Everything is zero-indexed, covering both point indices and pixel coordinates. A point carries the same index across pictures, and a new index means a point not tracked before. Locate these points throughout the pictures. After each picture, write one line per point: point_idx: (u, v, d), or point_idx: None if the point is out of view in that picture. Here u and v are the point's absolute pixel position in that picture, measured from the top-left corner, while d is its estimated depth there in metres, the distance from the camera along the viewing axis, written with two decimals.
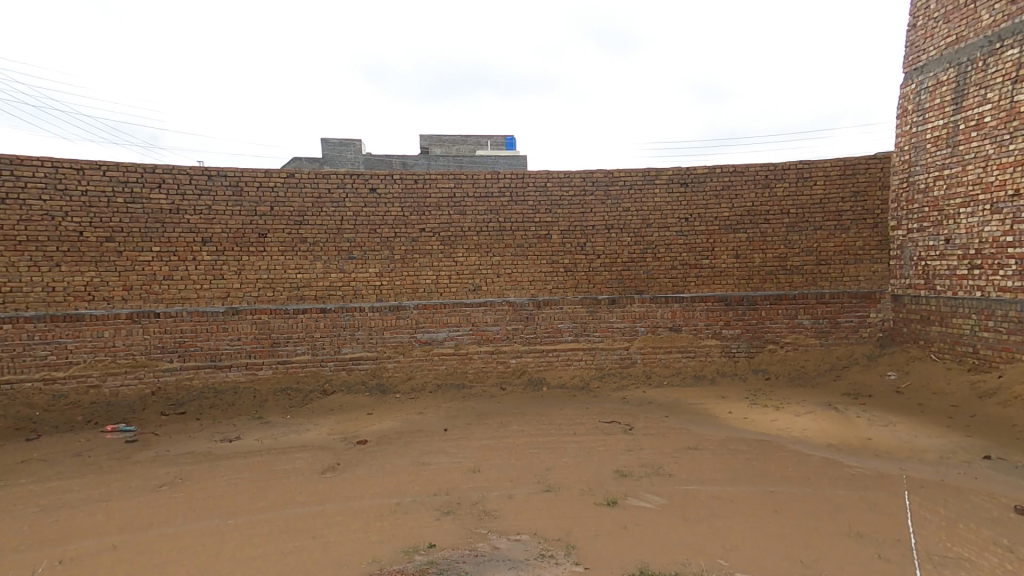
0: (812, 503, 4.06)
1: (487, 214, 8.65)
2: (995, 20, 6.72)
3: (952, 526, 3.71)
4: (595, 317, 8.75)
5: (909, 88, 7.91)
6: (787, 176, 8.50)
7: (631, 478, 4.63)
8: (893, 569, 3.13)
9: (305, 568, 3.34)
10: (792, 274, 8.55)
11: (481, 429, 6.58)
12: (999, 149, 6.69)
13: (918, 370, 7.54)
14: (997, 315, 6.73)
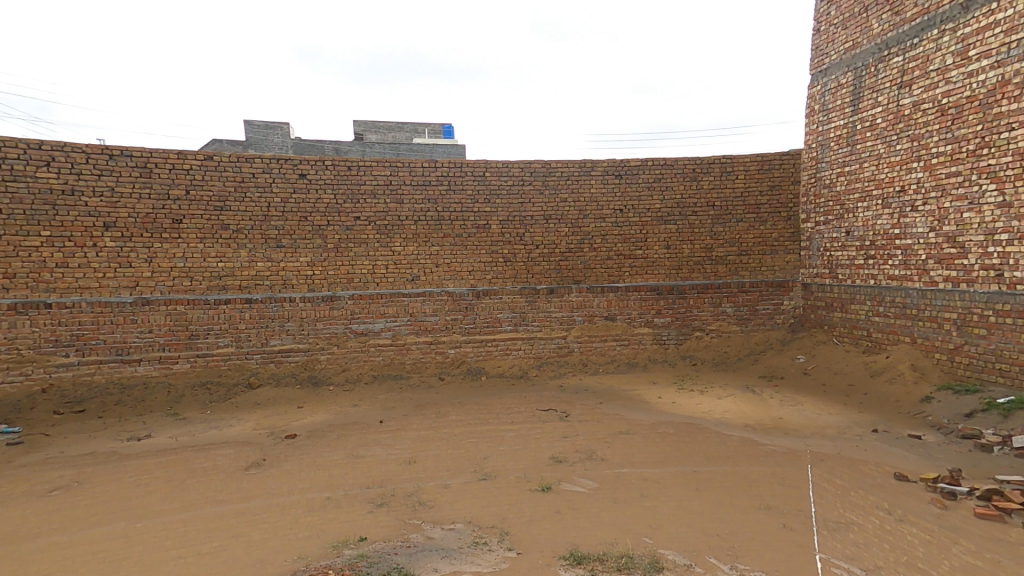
0: (730, 480, 4.35)
1: (425, 203, 8.59)
2: (883, 29, 7.27)
3: (846, 494, 4.08)
4: (533, 307, 8.88)
5: (814, 90, 8.46)
6: (712, 170, 9.01)
7: (566, 464, 4.78)
8: (796, 537, 3.39)
9: (224, 569, 3.19)
10: (717, 264, 9.05)
11: (416, 419, 6.54)
12: (888, 148, 7.24)
13: (822, 353, 8.14)
14: (887, 301, 7.27)
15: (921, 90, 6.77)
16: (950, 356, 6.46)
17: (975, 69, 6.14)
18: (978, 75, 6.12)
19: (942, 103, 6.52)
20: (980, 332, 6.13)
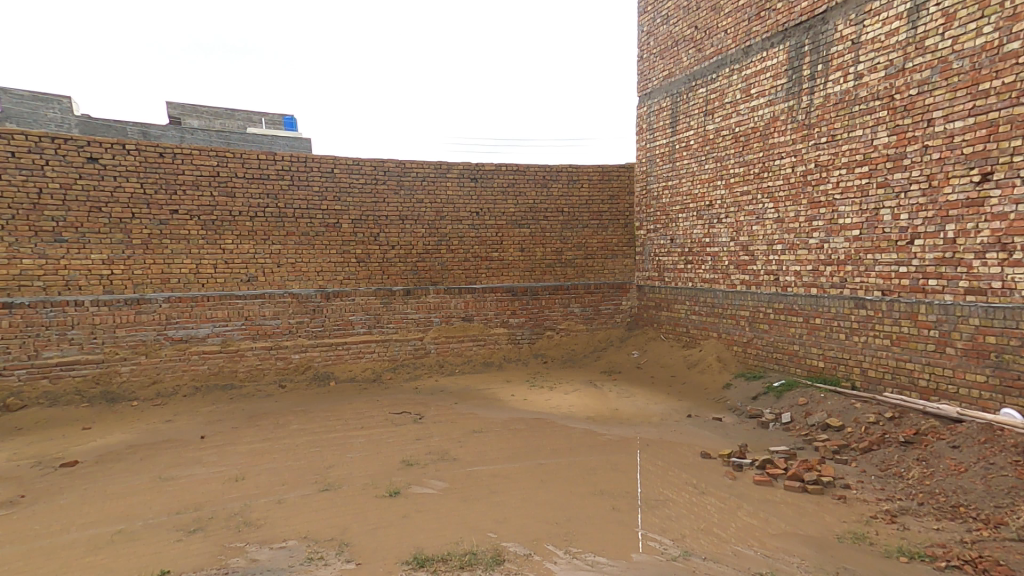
0: (572, 469, 4.75)
1: (263, 198, 8.14)
2: (689, 63, 8.34)
3: (666, 473, 4.68)
4: (388, 308, 8.84)
5: (641, 111, 9.48)
6: (560, 178, 9.77)
7: (417, 467, 4.84)
8: (621, 515, 3.80)
9: None
10: (566, 266, 9.87)
11: (249, 431, 6.16)
12: (699, 166, 8.27)
13: (652, 348, 9.21)
14: (702, 301, 8.30)
15: (721, 118, 7.83)
16: (744, 348, 7.58)
17: (756, 105, 7.24)
18: (758, 110, 7.23)
19: (735, 131, 7.59)
20: (764, 327, 7.25)
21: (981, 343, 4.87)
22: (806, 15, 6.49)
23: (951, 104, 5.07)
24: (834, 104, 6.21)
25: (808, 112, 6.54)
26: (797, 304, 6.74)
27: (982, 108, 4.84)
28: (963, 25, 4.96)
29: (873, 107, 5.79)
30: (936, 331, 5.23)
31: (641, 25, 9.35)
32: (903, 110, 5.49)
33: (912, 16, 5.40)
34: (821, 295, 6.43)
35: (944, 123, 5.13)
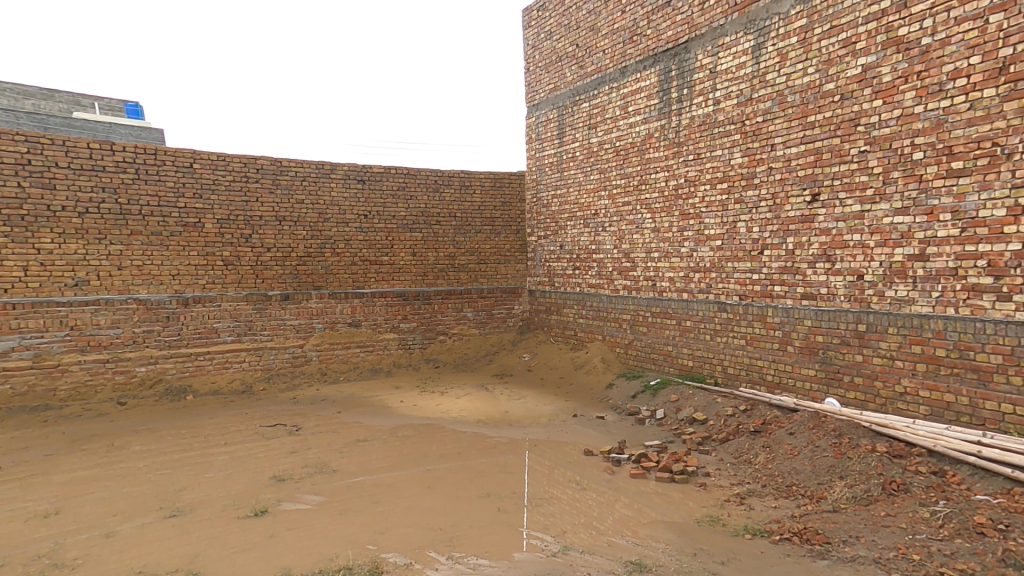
0: (458, 473, 4.85)
1: (98, 192, 7.43)
2: (572, 79, 8.84)
3: (552, 472, 4.92)
4: (263, 314, 8.56)
5: (531, 121, 9.87)
6: (452, 183, 9.95)
7: (289, 482, 4.66)
8: (505, 517, 3.94)
9: None
10: (459, 271, 10.07)
11: (73, 456, 5.53)
12: (585, 177, 8.79)
13: (541, 350, 9.69)
14: (589, 305, 8.81)
15: (603, 132, 8.33)
16: (625, 349, 8.11)
17: (634, 122, 7.76)
18: (635, 126, 7.75)
19: (617, 145, 8.08)
20: (643, 329, 7.80)
21: (813, 341, 5.62)
22: (671, 43, 7.11)
23: (788, 132, 5.79)
24: (698, 125, 6.82)
25: (677, 131, 7.11)
26: (671, 308, 7.32)
27: (809, 138, 5.59)
28: (793, 64, 5.72)
29: (729, 130, 6.43)
30: (780, 331, 5.94)
31: (527, 39, 9.79)
32: (752, 134, 6.17)
33: (754, 52, 6.12)
34: (691, 299, 7.02)
35: (783, 148, 5.83)
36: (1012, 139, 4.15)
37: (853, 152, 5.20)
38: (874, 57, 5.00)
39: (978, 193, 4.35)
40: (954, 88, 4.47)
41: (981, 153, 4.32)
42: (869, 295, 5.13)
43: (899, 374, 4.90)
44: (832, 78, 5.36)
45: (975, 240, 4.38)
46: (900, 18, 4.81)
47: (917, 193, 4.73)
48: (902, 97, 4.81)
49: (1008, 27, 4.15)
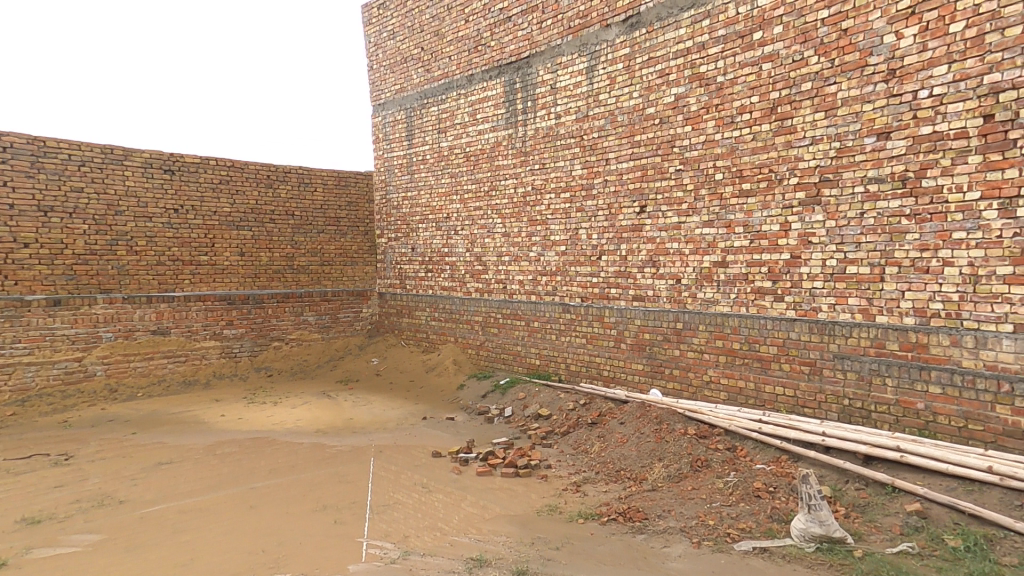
0: (286, 489, 4.66)
1: None
2: (418, 81, 8.98)
3: (399, 477, 4.94)
4: (17, 323, 7.37)
5: (377, 120, 9.82)
6: (288, 179, 9.63)
7: (51, 522, 4.06)
8: (341, 528, 3.86)
9: None
10: (298, 273, 9.76)
11: None
12: (436, 180, 8.89)
13: (389, 354, 9.66)
14: (442, 308, 8.93)
15: (452, 136, 8.51)
16: (476, 351, 8.38)
17: (482, 129, 8.05)
18: (484, 133, 8.04)
19: (467, 151, 8.30)
20: (494, 330, 8.10)
21: (642, 338, 6.28)
22: (514, 56, 7.53)
23: (619, 149, 6.45)
24: (542, 136, 7.29)
25: (523, 141, 7.53)
26: (521, 309, 7.68)
27: (636, 155, 6.28)
28: (621, 88, 6.40)
29: (570, 143, 6.97)
30: (615, 330, 6.54)
31: (369, 37, 9.76)
32: (589, 149, 6.76)
33: (589, 73, 6.73)
34: (539, 301, 7.43)
35: (617, 163, 6.47)
36: (782, 168, 5.07)
37: (671, 170, 5.95)
38: (683, 88, 5.81)
39: (761, 211, 5.24)
40: (742, 121, 5.34)
41: (762, 178, 5.22)
42: (685, 297, 5.88)
43: (706, 365, 5.68)
44: (653, 104, 6.10)
45: (760, 249, 5.24)
46: (701, 57, 5.65)
47: (719, 209, 5.55)
48: (706, 125, 5.63)
49: (774, 75, 5.11)
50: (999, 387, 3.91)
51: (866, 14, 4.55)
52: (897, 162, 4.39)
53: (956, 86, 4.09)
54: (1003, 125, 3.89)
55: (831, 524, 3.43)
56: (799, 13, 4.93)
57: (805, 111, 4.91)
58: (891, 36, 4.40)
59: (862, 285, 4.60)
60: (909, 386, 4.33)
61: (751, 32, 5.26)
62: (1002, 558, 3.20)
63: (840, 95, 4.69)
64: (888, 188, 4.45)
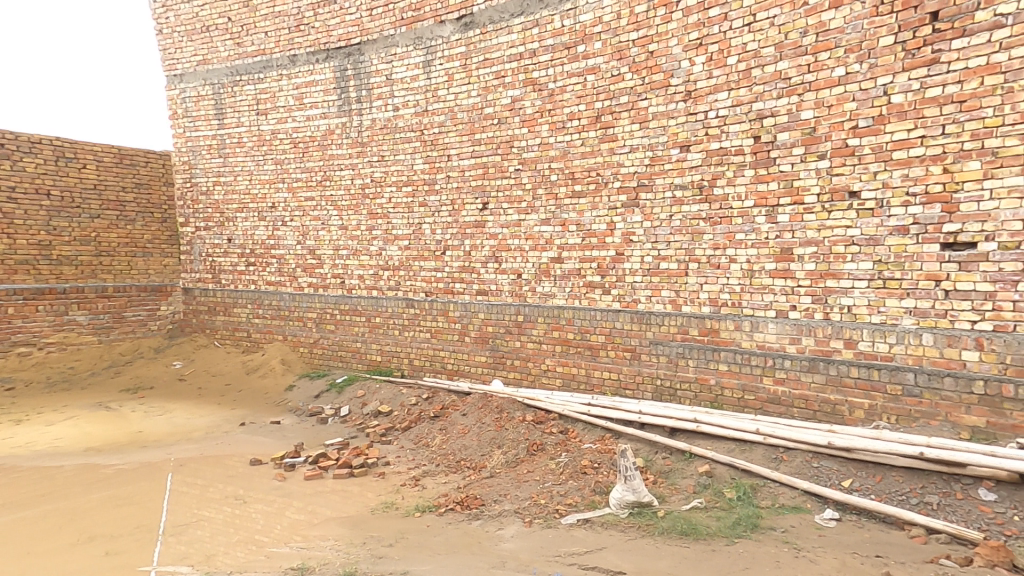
0: (41, 521, 4.02)
1: None
2: (227, 56, 8.38)
3: (206, 492, 4.56)
4: None
5: (174, 93, 8.85)
6: (39, 152, 8.30)
7: None
8: (119, 558, 3.44)
9: None
10: (60, 265, 8.43)
11: None
12: (258, 166, 8.35)
13: (197, 357, 8.76)
14: (266, 304, 8.42)
15: (274, 120, 8.13)
16: (311, 349, 8.08)
17: (312, 115, 7.82)
18: (314, 120, 7.84)
19: (295, 137, 8.00)
20: (330, 327, 7.92)
21: (485, 331, 6.59)
22: (344, 41, 7.47)
23: (460, 146, 6.68)
24: (380, 128, 7.30)
25: (361, 132, 7.45)
26: (360, 305, 7.63)
27: (478, 153, 6.55)
28: (457, 86, 6.67)
29: (409, 136, 7.09)
30: (460, 324, 6.79)
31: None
32: (430, 144, 6.93)
33: (425, 67, 6.92)
34: (381, 297, 7.44)
35: (459, 160, 6.69)
36: (607, 172, 5.68)
37: (510, 169, 6.31)
38: (518, 91, 6.21)
39: (591, 211, 5.80)
40: (573, 127, 5.87)
41: (592, 181, 5.77)
42: (525, 291, 6.29)
43: (544, 355, 6.14)
44: (489, 104, 6.43)
45: (591, 247, 5.81)
46: (532, 64, 6.09)
47: (555, 208, 6.03)
48: (541, 128, 6.08)
49: (597, 87, 5.70)
50: (764, 362, 4.79)
51: (665, 40, 5.26)
52: (695, 172, 5.14)
53: (734, 110, 4.90)
54: (767, 145, 4.75)
55: (642, 491, 3.85)
56: (612, 32, 5.57)
57: (623, 122, 5.55)
58: (685, 62, 5.15)
59: (671, 279, 5.32)
60: (704, 365, 5.11)
61: (575, 44, 5.81)
62: (761, 502, 3.85)
63: (651, 110, 5.38)
64: (689, 195, 5.19)
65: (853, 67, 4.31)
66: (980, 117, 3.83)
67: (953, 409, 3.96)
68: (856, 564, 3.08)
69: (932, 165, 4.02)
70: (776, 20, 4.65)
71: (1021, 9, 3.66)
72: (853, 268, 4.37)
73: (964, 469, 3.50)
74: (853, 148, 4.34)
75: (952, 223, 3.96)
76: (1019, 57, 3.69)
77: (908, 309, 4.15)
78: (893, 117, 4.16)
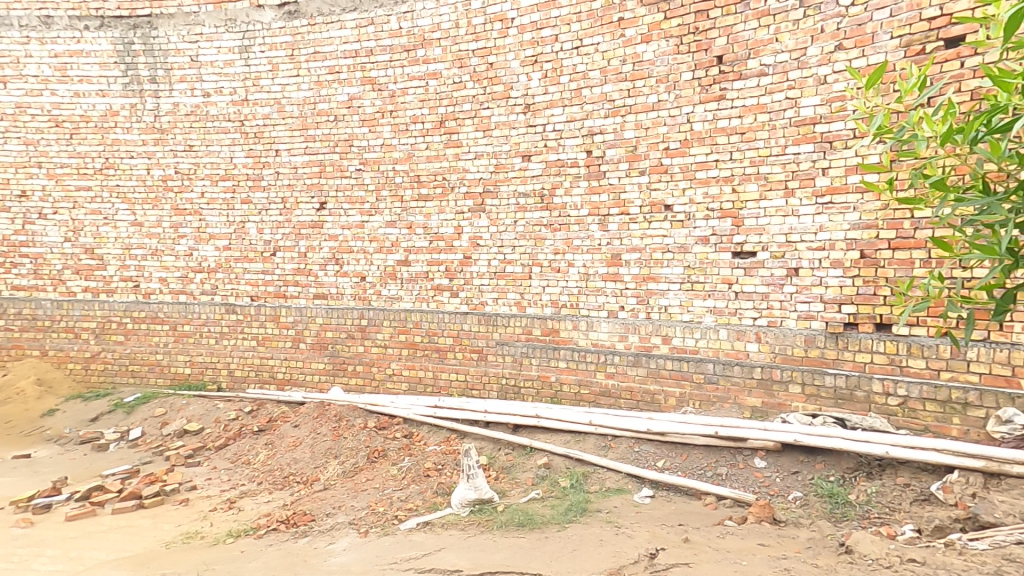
0: None
1: None
2: None
3: None
4: None
5: None
6: None
7: None
8: None
9: None
10: None
11: None
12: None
13: None
14: (13, 314, 7.32)
15: (22, 91, 7.08)
16: (88, 365, 7.24)
17: (82, 91, 7.02)
18: (85, 97, 7.03)
19: (56, 114, 7.07)
20: (116, 339, 7.19)
21: (324, 337, 6.56)
22: (128, 12, 6.88)
23: (291, 141, 6.56)
24: (186, 114, 6.86)
25: (161, 117, 6.92)
26: (163, 312, 7.07)
27: (312, 149, 6.49)
28: (282, 77, 6.54)
29: (226, 126, 6.77)
30: (292, 331, 6.68)
31: None
32: (252, 136, 6.68)
33: (242, 53, 6.66)
34: (191, 302, 6.99)
35: (289, 156, 6.57)
36: (453, 177, 5.95)
37: (349, 169, 6.37)
38: (355, 89, 6.27)
39: (437, 215, 6.04)
40: (417, 129, 6.08)
41: (438, 185, 6.01)
42: (369, 294, 6.38)
43: (390, 360, 6.27)
44: (323, 99, 6.41)
45: (438, 250, 6.05)
46: (369, 62, 6.20)
47: (401, 211, 6.20)
48: (382, 129, 6.21)
49: (439, 92, 5.95)
50: (598, 359, 5.31)
51: (504, 54, 5.62)
52: (537, 181, 5.57)
53: (568, 125, 5.40)
54: (598, 160, 5.29)
55: (483, 488, 3.96)
56: (451, 41, 5.85)
57: (468, 129, 5.85)
58: (524, 76, 5.55)
59: (517, 282, 5.70)
60: (546, 364, 5.56)
61: (415, 48, 6.02)
62: (591, 487, 4.24)
63: (493, 119, 5.72)
64: (531, 203, 5.61)
65: (662, 96, 4.95)
66: (756, 147, 4.58)
67: (739, 393, 4.67)
68: (663, 534, 3.46)
69: (724, 185, 4.73)
70: (600, 47, 5.20)
71: (777, 61, 4.45)
72: (669, 273, 5.01)
73: (745, 442, 4.13)
74: (666, 167, 4.98)
75: (740, 235, 4.69)
76: (779, 101, 4.47)
77: (709, 308, 4.84)
78: (694, 142, 4.84)
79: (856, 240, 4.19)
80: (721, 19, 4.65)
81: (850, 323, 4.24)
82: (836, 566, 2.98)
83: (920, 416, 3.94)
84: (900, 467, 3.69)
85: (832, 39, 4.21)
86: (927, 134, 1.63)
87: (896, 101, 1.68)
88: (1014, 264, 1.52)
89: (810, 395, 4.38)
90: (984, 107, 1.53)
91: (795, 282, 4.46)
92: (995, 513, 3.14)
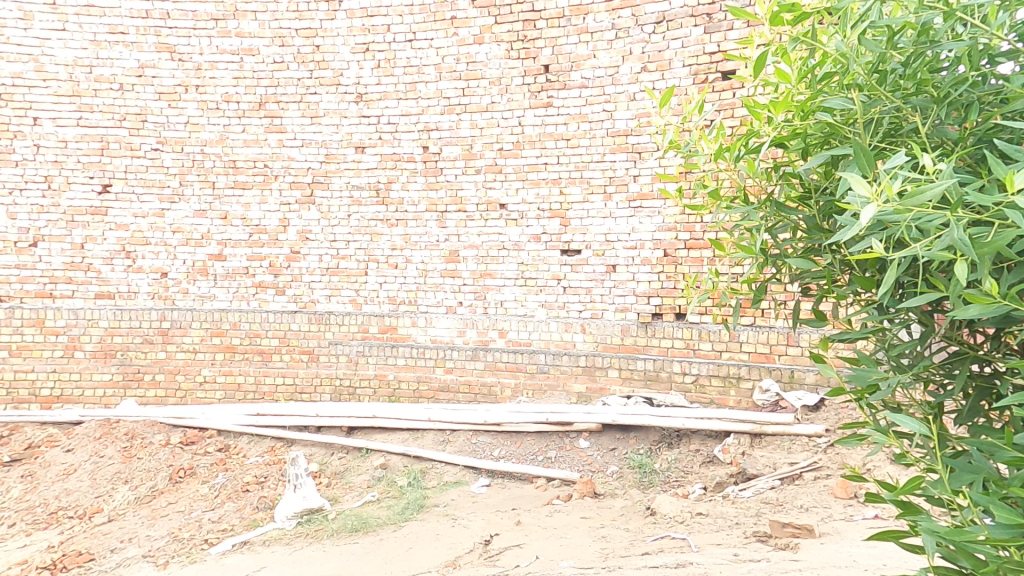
0: None
1: None
2: None
3: None
4: None
5: None
6: None
7: None
8: None
9: None
10: None
11: None
12: None
13: None
14: None
15: None
16: None
17: None
18: None
19: None
20: None
21: (109, 343, 5.87)
22: None
23: (55, 108, 5.71)
24: None
25: None
26: None
27: (88, 121, 5.72)
28: (39, 29, 5.64)
29: None
30: (62, 338, 5.85)
31: None
32: None
33: None
34: None
35: (57, 127, 5.72)
36: (275, 165, 5.67)
37: (142, 148, 5.73)
38: (148, 55, 5.64)
39: (259, 206, 5.71)
40: (230, 109, 5.66)
41: (259, 172, 5.69)
42: (173, 292, 5.82)
43: (200, 365, 5.79)
44: (102, 63, 5.66)
45: (260, 244, 5.73)
46: (165, 27, 5.60)
47: (212, 199, 5.75)
48: (186, 105, 5.68)
49: (257, 71, 5.60)
50: (436, 354, 5.43)
51: (331, 38, 5.48)
52: (372, 174, 5.55)
53: (404, 119, 5.44)
54: (434, 156, 5.40)
55: (312, 498, 3.99)
56: (270, 16, 5.53)
57: (292, 114, 5.61)
58: (355, 65, 5.47)
59: (351, 278, 5.64)
60: (383, 362, 5.56)
61: (226, 19, 5.57)
62: (428, 484, 4.32)
63: (321, 106, 5.57)
64: (366, 196, 5.58)
65: (495, 99, 5.20)
66: (579, 153, 5.02)
67: (567, 380, 5.08)
68: (498, 520, 3.68)
69: (552, 187, 5.12)
70: (434, 43, 5.30)
71: (595, 76, 4.93)
72: (503, 269, 5.29)
73: (571, 426, 4.53)
74: (501, 167, 5.24)
75: (567, 234, 5.11)
76: (597, 112, 4.94)
77: (541, 302, 5.20)
78: (525, 144, 5.16)
79: (661, 240, 4.79)
80: (546, 30, 5.02)
81: (657, 314, 4.84)
82: (643, 528, 3.44)
83: (707, 391, 4.63)
84: (692, 436, 4.30)
85: (638, 61, 4.78)
86: (704, 151, 1.92)
87: (681, 121, 1.92)
88: (764, 262, 1.85)
89: (626, 378, 4.90)
90: (745, 131, 1.77)
91: (613, 278, 4.97)
92: (758, 466, 3.89)
